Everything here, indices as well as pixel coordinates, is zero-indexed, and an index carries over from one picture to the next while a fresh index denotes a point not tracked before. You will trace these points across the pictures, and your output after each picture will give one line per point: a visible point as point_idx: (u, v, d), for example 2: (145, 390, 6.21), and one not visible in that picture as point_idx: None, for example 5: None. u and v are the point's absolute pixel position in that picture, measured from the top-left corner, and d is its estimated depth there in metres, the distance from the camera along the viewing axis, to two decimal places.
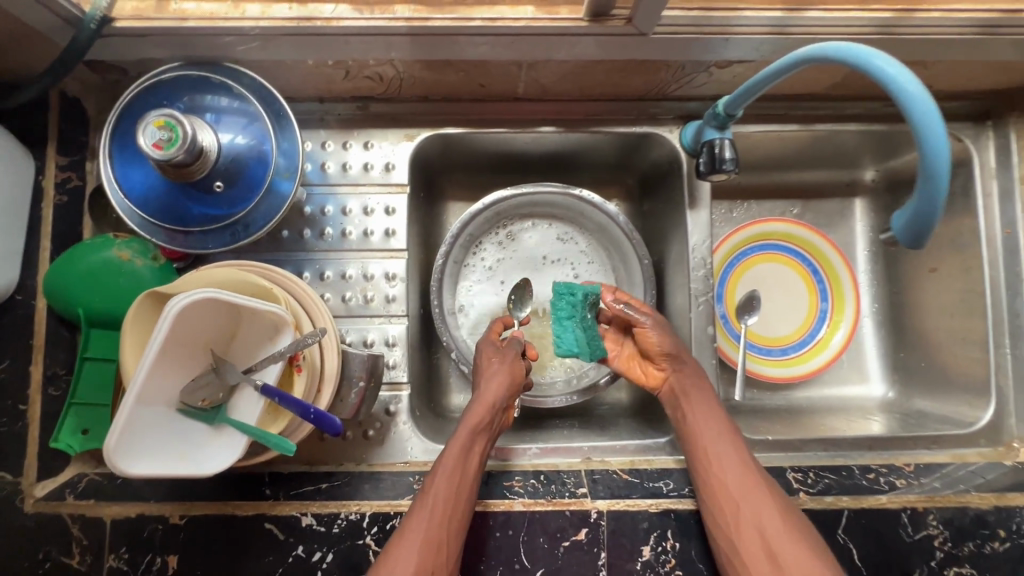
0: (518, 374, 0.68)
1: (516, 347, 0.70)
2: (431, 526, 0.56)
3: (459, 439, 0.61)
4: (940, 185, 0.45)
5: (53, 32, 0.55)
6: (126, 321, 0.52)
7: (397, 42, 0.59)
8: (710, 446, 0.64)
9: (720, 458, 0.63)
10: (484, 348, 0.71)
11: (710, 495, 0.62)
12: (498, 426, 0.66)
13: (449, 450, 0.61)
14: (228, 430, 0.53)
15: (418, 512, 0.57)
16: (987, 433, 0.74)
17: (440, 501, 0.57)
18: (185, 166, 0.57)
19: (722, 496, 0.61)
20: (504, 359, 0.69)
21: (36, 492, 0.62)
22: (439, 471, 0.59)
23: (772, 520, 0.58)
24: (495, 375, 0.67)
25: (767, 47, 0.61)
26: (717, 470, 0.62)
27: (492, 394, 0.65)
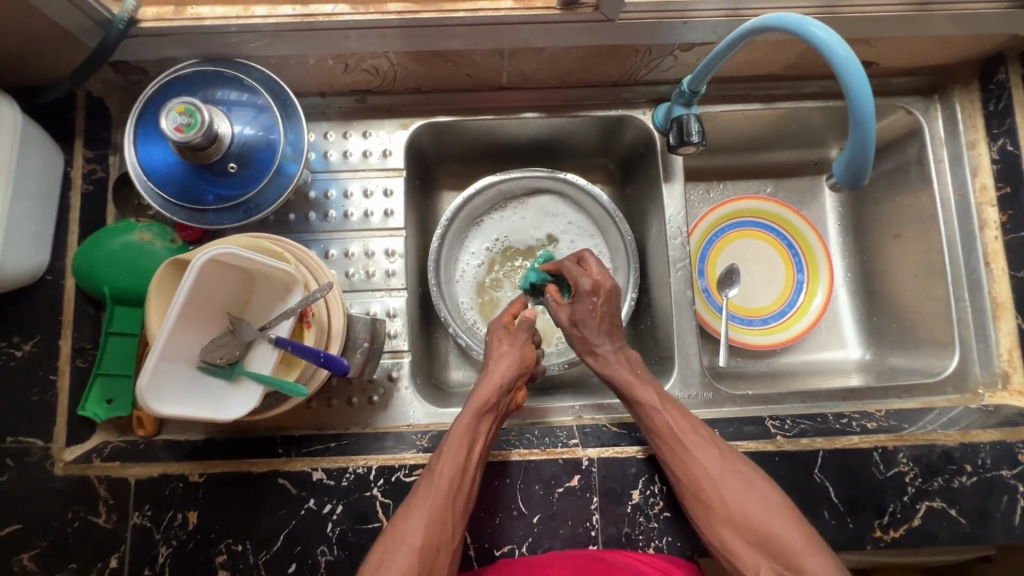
0: (528, 357, 0.70)
1: (526, 331, 0.72)
2: (435, 505, 0.57)
3: (464, 419, 0.62)
4: (869, 128, 0.54)
5: (86, 34, 0.62)
6: (151, 289, 0.57)
7: (391, 34, 0.66)
8: (685, 429, 0.65)
9: (695, 440, 0.64)
10: (496, 331, 0.72)
11: (690, 478, 0.62)
12: (504, 408, 0.67)
13: (454, 432, 0.62)
14: (245, 382, 0.58)
15: (423, 494, 0.57)
16: (953, 381, 0.80)
17: (444, 482, 0.58)
18: (202, 149, 0.63)
19: (704, 475, 0.62)
20: (512, 343, 0.70)
21: (66, 456, 0.66)
22: (444, 452, 0.60)
23: (721, 478, 0.61)
24: (506, 356, 0.68)
25: (723, 29, 0.68)
26: (696, 452, 0.63)
27: (500, 375, 0.66)
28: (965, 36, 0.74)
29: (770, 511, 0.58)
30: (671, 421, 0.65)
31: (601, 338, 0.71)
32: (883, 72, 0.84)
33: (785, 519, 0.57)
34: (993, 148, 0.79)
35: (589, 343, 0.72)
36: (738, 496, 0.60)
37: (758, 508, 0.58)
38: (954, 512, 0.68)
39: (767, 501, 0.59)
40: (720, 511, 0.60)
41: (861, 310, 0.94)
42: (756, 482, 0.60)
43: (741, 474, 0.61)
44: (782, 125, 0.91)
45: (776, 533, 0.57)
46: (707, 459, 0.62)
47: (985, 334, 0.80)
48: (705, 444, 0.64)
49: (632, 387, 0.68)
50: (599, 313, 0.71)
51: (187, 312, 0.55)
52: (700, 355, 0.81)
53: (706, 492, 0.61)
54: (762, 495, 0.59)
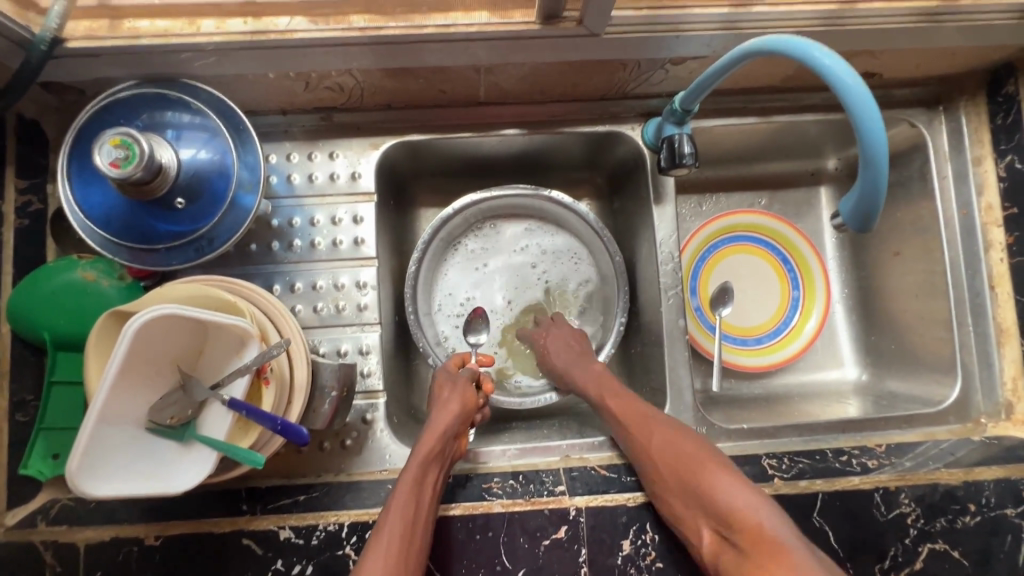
0: (472, 402, 0.69)
1: (467, 376, 0.71)
2: (388, 565, 0.52)
3: (411, 466, 0.60)
4: (881, 168, 0.48)
5: (5, 56, 0.55)
6: (88, 343, 0.51)
7: (355, 51, 0.60)
8: (624, 405, 0.68)
9: (634, 415, 0.66)
10: (440, 381, 0.71)
11: (636, 453, 0.64)
12: (451, 454, 0.65)
13: (403, 478, 0.59)
14: (197, 446, 0.52)
15: (373, 552, 0.53)
16: (955, 410, 0.76)
17: (394, 540, 0.54)
18: (145, 183, 0.57)
19: (648, 448, 0.63)
20: (454, 389, 0.69)
21: (8, 521, 0.61)
22: (393, 507, 0.56)
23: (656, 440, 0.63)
24: (449, 403, 0.67)
25: (718, 42, 0.63)
26: (635, 427, 0.66)
27: (445, 421, 0.64)
28: (973, 47, 0.69)
29: (701, 467, 0.58)
30: (612, 402, 0.69)
31: (563, 357, 0.76)
32: (886, 82, 0.79)
33: (714, 472, 0.57)
34: (1000, 165, 0.75)
35: (554, 367, 0.77)
36: (672, 459, 0.60)
37: (687, 460, 0.59)
38: (956, 554, 0.65)
39: (698, 459, 0.59)
40: (665, 482, 0.60)
41: (858, 329, 0.91)
42: (686, 439, 0.62)
43: (677, 440, 0.62)
44: (778, 136, 0.86)
45: (706, 488, 0.56)
46: (650, 434, 0.64)
47: (988, 360, 0.77)
48: (648, 421, 0.65)
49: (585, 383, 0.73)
50: (559, 338, 0.78)
51: (129, 375, 0.49)
52: (693, 387, 0.76)
53: (653, 467, 0.62)
54: (692, 449, 0.60)
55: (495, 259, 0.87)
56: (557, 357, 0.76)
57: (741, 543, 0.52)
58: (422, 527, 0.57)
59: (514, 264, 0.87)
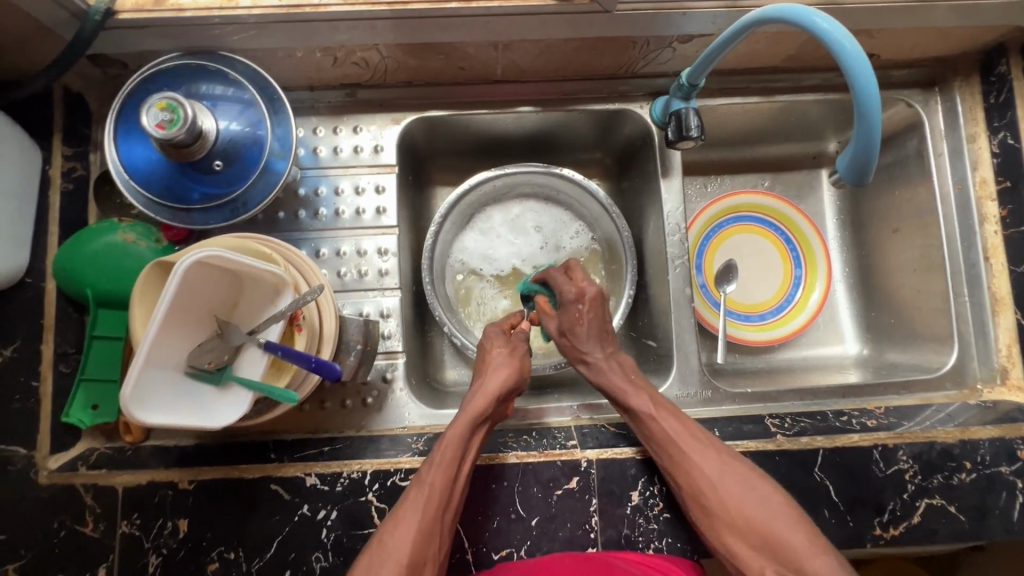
0: (526, 369, 0.70)
1: (525, 344, 0.73)
2: (428, 514, 0.56)
3: (461, 425, 0.62)
4: (875, 124, 0.52)
5: (61, 26, 0.59)
6: (136, 289, 0.55)
7: (382, 25, 0.64)
8: (682, 430, 0.64)
9: (695, 447, 0.63)
10: (492, 336, 0.73)
11: (691, 484, 0.62)
12: (497, 416, 0.68)
13: (449, 436, 0.61)
14: (234, 387, 0.56)
15: (413, 498, 0.57)
16: (952, 377, 0.79)
17: (436, 491, 0.58)
18: (186, 146, 0.61)
19: (705, 480, 0.61)
20: (509, 351, 0.71)
21: (50, 465, 0.64)
22: (436, 461, 0.60)
23: (718, 474, 0.61)
24: (501, 368, 0.68)
25: (723, 20, 0.67)
26: (695, 459, 0.63)
27: (496, 385, 0.66)
28: (966, 27, 0.73)
29: (773, 515, 0.58)
30: (668, 429, 0.64)
31: (592, 345, 0.70)
32: (884, 64, 0.83)
33: (788, 521, 0.58)
34: (993, 142, 0.79)
35: (580, 352, 0.71)
36: (738, 499, 0.60)
37: (763, 515, 0.58)
38: (953, 509, 0.68)
39: (767, 503, 0.59)
40: (725, 519, 0.60)
41: (859, 305, 0.94)
42: (756, 484, 0.60)
43: (742, 478, 0.61)
44: (780, 117, 0.90)
45: (778, 534, 0.57)
46: (709, 465, 0.62)
47: (984, 329, 0.79)
48: (707, 451, 0.63)
49: (629, 394, 0.67)
50: (593, 319, 0.70)
51: (174, 315, 0.53)
52: (699, 353, 0.80)
53: (709, 500, 0.61)
54: (764, 496, 0.60)
55: (511, 234, 0.90)
56: (591, 347, 0.70)
57: None
58: (461, 485, 0.60)
59: (530, 239, 0.90)
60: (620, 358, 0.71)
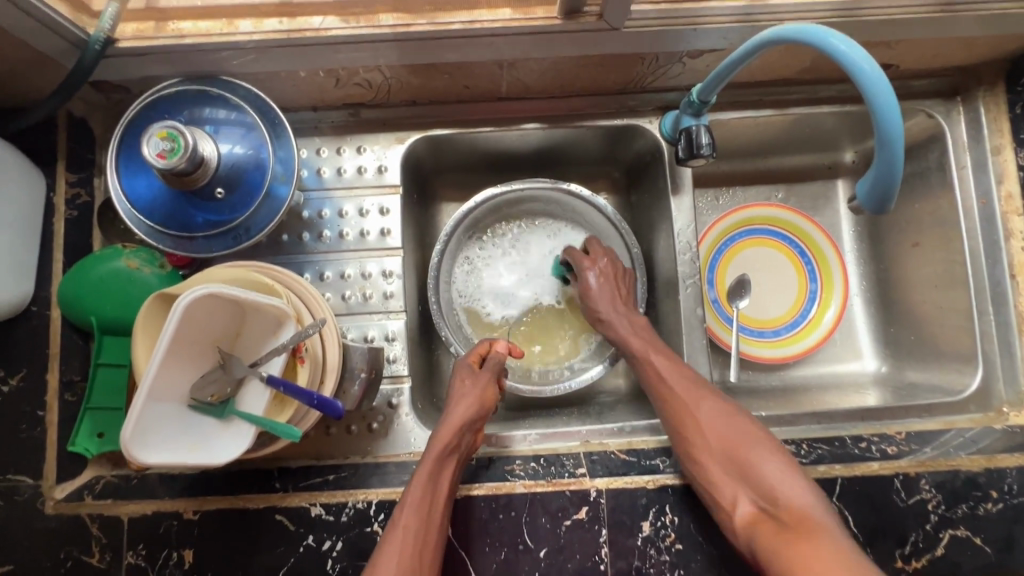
0: (490, 397, 0.68)
1: (491, 372, 0.70)
2: (403, 560, 0.55)
3: (429, 463, 0.61)
4: (898, 150, 0.49)
5: (61, 55, 0.59)
6: (137, 324, 0.54)
7: (384, 48, 0.63)
8: (672, 366, 0.68)
9: (694, 393, 0.65)
10: (458, 370, 0.71)
11: (689, 428, 0.63)
12: (467, 447, 0.65)
13: (418, 477, 0.60)
14: (236, 421, 0.55)
15: (389, 546, 0.56)
16: (976, 399, 0.76)
17: (409, 537, 0.57)
18: (187, 175, 0.60)
19: (688, 408, 0.64)
20: (473, 382, 0.68)
21: (56, 494, 0.64)
22: (407, 506, 0.58)
23: (700, 405, 0.64)
24: (466, 397, 0.67)
25: (734, 35, 0.65)
26: (682, 390, 0.66)
27: (461, 415, 0.64)
28: (989, 37, 0.70)
29: (752, 446, 0.60)
30: (669, 373, 0.67)
31: (605, 305, 0.75)
32: (903, 74, 0.80)
33: (767, 455, 0.59)
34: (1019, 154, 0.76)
35: (594, 313, 0.76)
36: (721, 431, 0.62)
37: (742, 445, 0.60)
38: (978, 541, 0.65)
39: (748, 436, 0.61)
40: (704, 446, 0.62)
41: (877, 320, 0.91)
42: (741, 422, 0.62)
43: (726, 413, 0.63)
44: (794, 129, 0.87)
45: (755, 466, 0.59)
46: (695, 397, 0.65)
47: (1010, 349, 0.77)
48: (694, 385, 0.66)
49: (623, 332, 0.73)
50: (611, 286, 0.77)
51: (175, 349, 0.52)
52: (711, 374, 0.77)
53: (690, 426, 0.63)
54: (748, 433, 0.61)
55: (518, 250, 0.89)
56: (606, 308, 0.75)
57: (779, 516, 0.55)
58: (437, 525, 0.59)
59: (536, 255, 0.89)
60: (633, 314, 0.75)
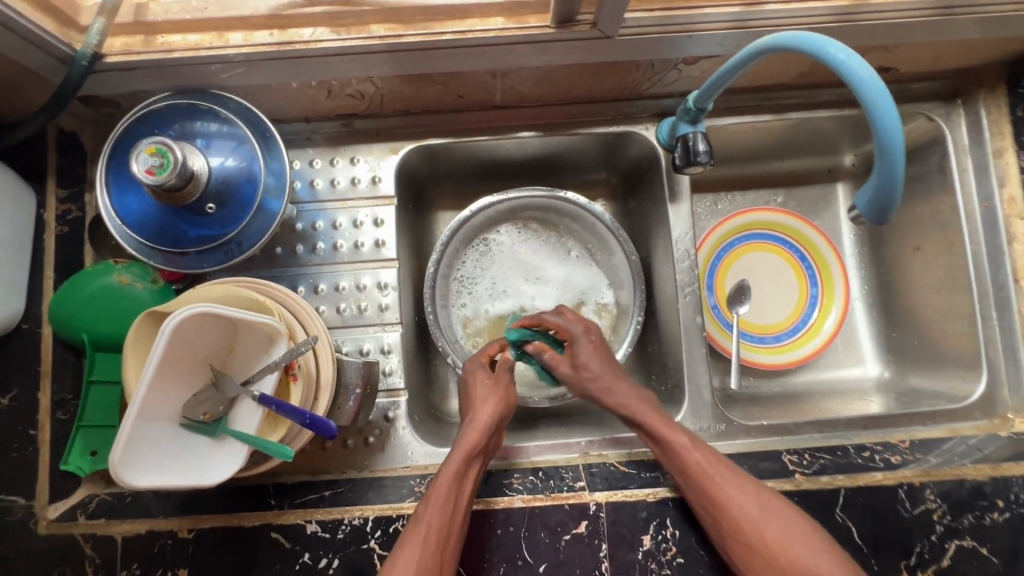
0: (512, 398, 0.67)
1: (509, 373, 0.69)
2: (424, 561, 0.55)
3: (453, 466, 0.60)
4: (898, 160, 0.48)
5: (48, 71, 0.58)
6: (127, 342, 0.53)
7: (376, 59, 0.62)
8: (712, 464, 0.61)
9: (735, 484, 0.60)
10: (473, 368, 0.69)
11: (735, 530, 0.58)
12: (490, 448, 0.65)
13: (441, 477, 0.59)
14: (229, 441, 0.54)
15: (410, 544, 0.56)
16: (981, 406, 0.75)
17: (433, 538, 0.56)
18: (177, 190, 0.59)
19: (740, 514, 0.58)
20: (494, 381, 0.67)
21: (49, 514, 0.63)
22: (432, 505, 0.58)
23: (746, 502, 0.59)
24: (487, 397, 0.65)
25: (730, 41, 0.64)
26: (727, 490, 0.59)
27: (487, 417, 0.63)
28: (989, 39, 0.69)
29: (809, 544, 0.56)
30: (703, 464, 0.61)
31: (604, 378, 0.67)
32: (901, 77, 0.79)
33: (823, 552, 0.56)
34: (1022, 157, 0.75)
35: (589, 388, 0.67)
36: (778, 536, 0.57)
37: (800, 548, 0.56)
38: (985, 551, 0.64)
39: (800, 530, 0.57)
40: (761, 555, 0.57)
41: (879, 325, 0.90)
42: (791, 516, 0.58)
43: (777, 509, 0.58)
44: (793, 134, 0.86)
45: (813, 567, 0.55)
46: (740, 498, 0.59)
47: (1014, 354, 0.75)
48: (739, 482, 0.60)
49: (659, 426, 0.63)
50: (601, 356, 0.68)
51: (165, 369, 0.51)
52: (711, 383, 0.76)
53: (746, 535, 0.58)
54: (799, 528, 0.57)
55: (514, 256, 0.88)
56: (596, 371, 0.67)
57: None
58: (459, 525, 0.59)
59: (534, 261, 0.88)
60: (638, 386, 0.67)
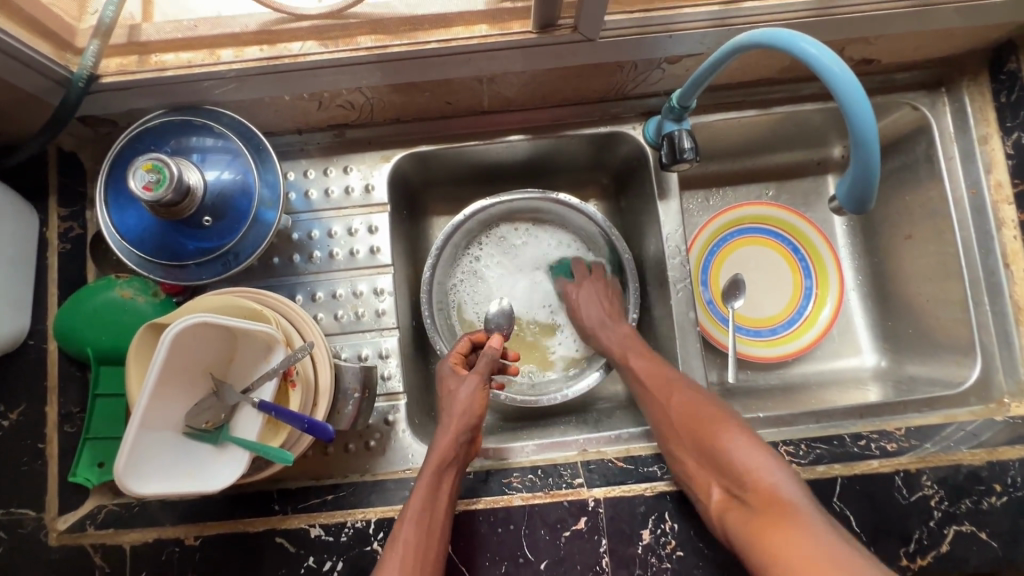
0: (481, 399, 0.68)
1: (478, 372, 0.70)
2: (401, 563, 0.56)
3: (427, 475, 0.62)
4: (873, 150, 0.49)
5: (45, 94, 0.60)
6: (130, 355, 0.55)
7: (365, 70, 0.64)
8: (644, 369, 0.72)
9: (661, 385, 0.70)
10: (445, 375, 0.72)
11: (663, 422, 0.68)
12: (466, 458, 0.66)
13: (416, 487, 0.61)
14: (231, 448, 0.56)
15: (389, 554, 0.57)
16: (977, 391, 0.75)
17: (409, 553, 0.57)
18: (174, 205, 0.61)
19: (665, 408, 0.68)
20: (463, 385, 0.69)
21: (59, 526, 0.65)
22: (408, 519, 0.59)
23: (671, 398, 0.68)
24: (458, 402, 0.67)
25: (711, 39, 0.65)
26: (656, 391, 0.70)
27: (457, 420, 0.66)
28: (968, 28, 0.70)
29: (718, 430, 0.62)
30: (639, 370, 0.73)
31: (594, 318, 0.81)
32: (885, 68, 0.79)
33: (733, 437, 0.61)
34: (1007, 142, 0.75)
35: (584, 324, 0.81)
36: (693, 424, 0.64)
37: (708, 432, 0.62)
38: (984, 536, 0.64)
39: (714, 419, 0.63)
40: (684, 443, 0.64)
41: (874, 314, 0.91)
42: (709, 409, 0.65)
43: (695, 403, 0.66)
44: (780, 128, 0.87)
45: (721, 449, 0.60)
46: (665, 394, 0.69)
47: (1008, 340, 0.76)
48: (667, 383, 0.70)
49: (605, 343, 0.79)
50: (591, 291, 0.84)
51: (165, 378, 0.52)
52: (706, 378, 0.77)
53: (670, 427, 0.67)
54: (711, 416, 0.63)
55: (512, 250, 0.89)
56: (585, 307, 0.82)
57: (750, 497, 0.56)
58: (437, 529, 0.60)
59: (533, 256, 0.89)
60: (626, 330, 0.79)
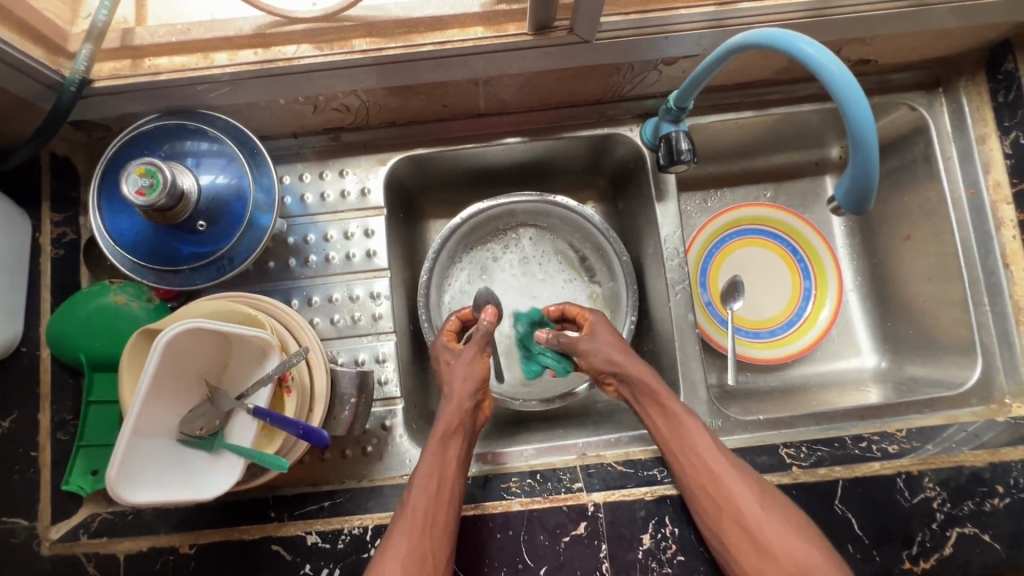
0: (484, 368, 0.67)
1: (476, 344, 0.68)
2: (411, 543, 0.57)
3: (434, 442, 0.62)
4: (871, 149, 0.49)
5: (37, 98, 0.60)
6: (122, 361, 0.54)
7: (361, 73, 0.63)
8: (699, 441, 0.63)
9: (722, 465, 0.62)
10: (439, 350, 0.71)
11: (715, 502, 0.60)
12: (472, 426, 0.66)
13: (423, 462, 0.62)
14: (226, 455, 0.55)
15: (398, 531, 0.58)
16: (977, 392, 0.75)
17: (420, 520, 0.58)
18: (168, 210, 0.60)
19: (720, 490, 0.60)
20: (462, 355, 0.68)
21: (52, 535, 0.64)
22: (416, 485, 0.60)
23: (731, 483, 0.61)
24: (460, 374, 0.66)
25: (707, 40, 0.65)
26: (712, 469, 0.62)
27: (460, 389, 0.65)
28: (965, 27, 0.70)
29: (794, 534, 0.57)
30: (689, 441, 0.64)
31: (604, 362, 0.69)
32: (882, 68, 0.79)
33: (806, 542, 0.57)
34: (1005, 143, 0.75)
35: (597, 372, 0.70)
36: (759, 518, 0.59)
37: (781, 533, 0.58)
38: (987, 538, 0.64)
39: (789, 522, 0.58)
40: (739, 531, 0.59)
41: (873, 315, 0.90)
42: (780, 505, 0.60)
43: (762, 496, 0.60)
44: (778, 129, 0.87)
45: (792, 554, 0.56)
46: (725, 475, 0.61)
47: (1008, 340, 0.75)
48: (727, 465, 0.62)
49: (644, 396, 0.67)
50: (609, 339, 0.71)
51: (159, 385, 0.52)
52: (706, 380, 0.76)
53: (724, 508, 0.60)
54: (785, 518, 0.59)
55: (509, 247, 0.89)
56: (609, 349, 0.69)
57: None
58: (446, 505, 0.59)
59: (529, 255, 0.89)
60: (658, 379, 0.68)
